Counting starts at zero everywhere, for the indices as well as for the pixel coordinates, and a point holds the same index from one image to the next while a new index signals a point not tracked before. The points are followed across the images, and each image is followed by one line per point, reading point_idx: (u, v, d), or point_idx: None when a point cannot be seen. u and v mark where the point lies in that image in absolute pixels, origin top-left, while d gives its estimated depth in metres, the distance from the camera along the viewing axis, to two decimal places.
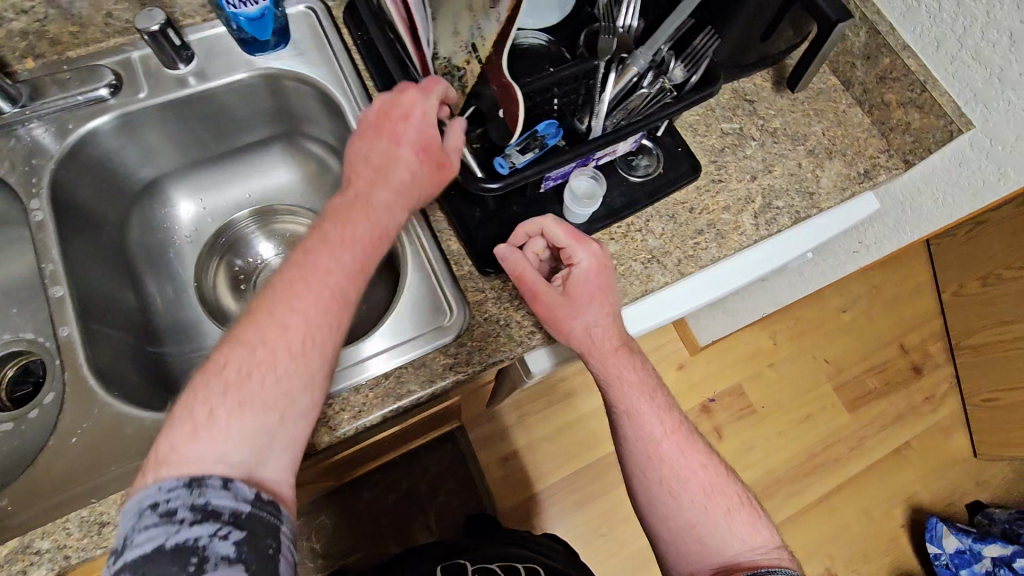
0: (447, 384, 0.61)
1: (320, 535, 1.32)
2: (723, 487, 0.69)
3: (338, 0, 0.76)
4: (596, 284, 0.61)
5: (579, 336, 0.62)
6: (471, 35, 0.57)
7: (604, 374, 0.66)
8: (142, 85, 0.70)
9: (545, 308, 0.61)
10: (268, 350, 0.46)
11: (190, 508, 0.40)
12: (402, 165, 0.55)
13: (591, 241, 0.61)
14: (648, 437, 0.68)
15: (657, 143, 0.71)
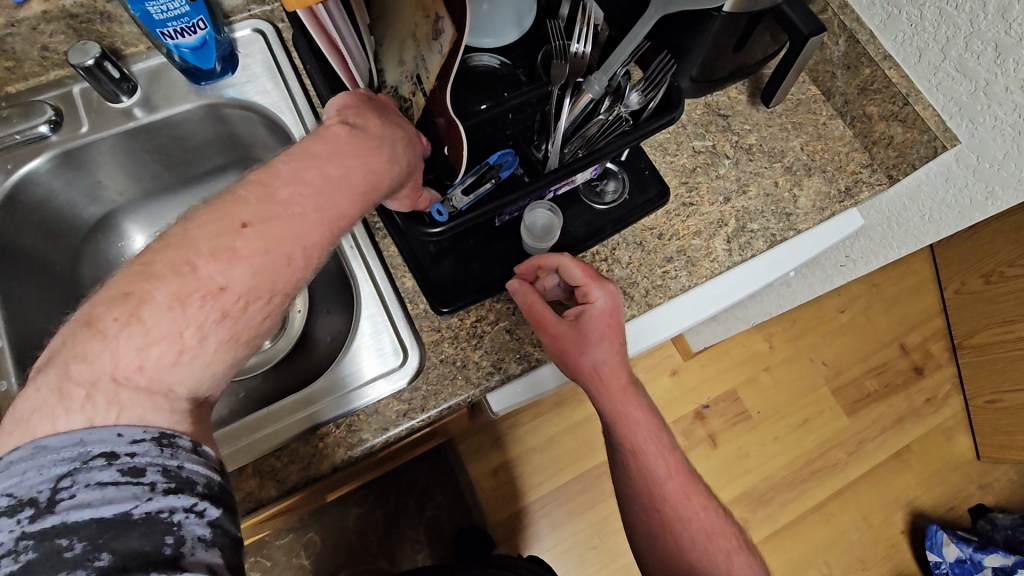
0: (402, 431, 0.58)
1: (310, 552, 1.31)
2: (725, 529, 0.66)
3: (288, 22, 0.73)
4: (607, 323, 0.58)
5: (587, 372, 0.59)
6: (416, 66, 0.55)
7: (613, 413, 0.62)
8: (85, 119, 0.67)
9: (553, 342, 0.58)
10: (264, 298, 0.39)
11: (162, 472, 0.33)
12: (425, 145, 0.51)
13: (607, 280, 0.58)
14: (651, 477, 0.64)
15: (623, 166, 0.67)
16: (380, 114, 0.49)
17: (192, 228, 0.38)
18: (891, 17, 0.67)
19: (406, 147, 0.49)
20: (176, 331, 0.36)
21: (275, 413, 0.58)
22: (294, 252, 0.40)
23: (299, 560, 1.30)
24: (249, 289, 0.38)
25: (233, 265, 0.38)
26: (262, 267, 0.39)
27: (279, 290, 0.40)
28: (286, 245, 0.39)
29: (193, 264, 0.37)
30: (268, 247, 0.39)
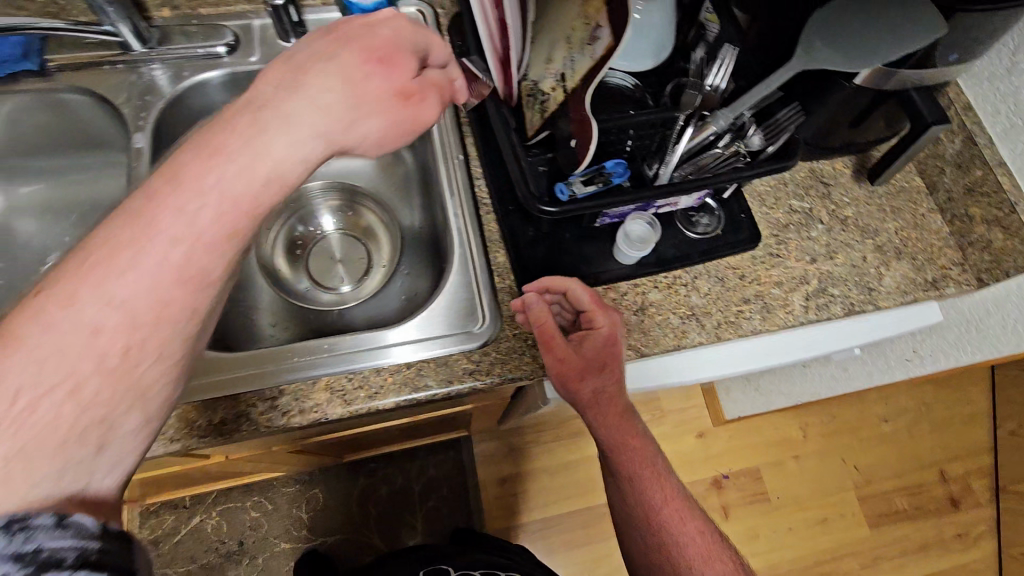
0: (464, 388, 0.61)
1: (311, 506, 1.36)
2: (725, 558, 0.64)
3: (447, 10, 0.80)
4: (611, 351, 0.60)
5: (588, 398, 0.61)
6: (564, 65, 0.60)
7: (612, 439, 0.64)
8: (256, 50, 0.76)
9: (558, 367, 0.60)
10: (62, 387, 0.33)
11: (14, 557, 0.29)
12: (342, 65, 0.42)
13: (611, 309, 0.62)
14: (647, 503, 0.65)
15: (722, 205, 0.70)
16: (287, 57, 0.43)
17: None
18: (1013, 127, 0.69)
19: (312, 83, 0.41)
20: None
21: (313, 348, 0.61)
22: (109, 313, 0.34)
23: (300, 512, 1.35)
24: (32, 383, 0.33)
25: (13, 359, 0.32)
26: (54, 351, 0.33)
27: (87, 367, 0.34)
28: (73, 325, 0.34)
29: None
30: (51, 332, 0.33)
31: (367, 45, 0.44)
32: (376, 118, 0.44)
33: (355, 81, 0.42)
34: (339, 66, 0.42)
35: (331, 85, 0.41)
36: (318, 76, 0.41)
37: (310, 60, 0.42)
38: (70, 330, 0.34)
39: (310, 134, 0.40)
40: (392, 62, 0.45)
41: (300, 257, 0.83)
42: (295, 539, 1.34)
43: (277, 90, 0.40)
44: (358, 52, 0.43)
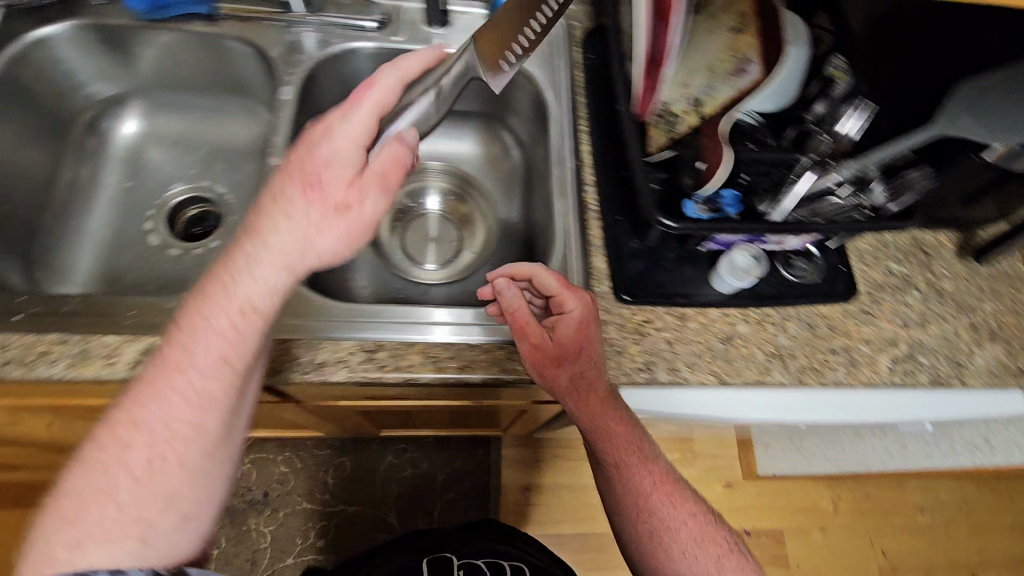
0: None
1: (337, 474, 1.39)
2: (715, 535, 0.69)
3: (583, 23, 0.84)
4: (584, 333, 0.58)
5: (563, 387, 0.58)
6: (699, 92, 0.64)
7: (592, 429, 0.62)
8: (400, 30, 0.80)
9: (529, 355, 0.57)
10: (101, 512, 0.45)
11: None
12: (291, 186, 0.49)
13: (580, 289, 0.60)
14: (638, 491, 0.67)
15: (823, 254, 0.71)
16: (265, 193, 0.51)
17: (49, 506, 0.46)
18: None
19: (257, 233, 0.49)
20: (40, 554, 0.44)
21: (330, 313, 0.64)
22: (140, 439, 0.46)
23: (325, 476, 1.38)
24: (89, 499, 0.45)
25: (109, 449, 0.46)
26: (99, 494, 0.45)
27: (121, 490, 0.45)
28: (104, 473, 0.46)
29: (56, 499, 0.46)
30: (88, 488, 0.45)
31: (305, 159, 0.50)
32: (331, 227, 0.48)
33: (307, 217, 0.48)
34: (292, 207, 0.48)
35: (284, 225, 0.48)
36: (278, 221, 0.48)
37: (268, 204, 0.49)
38: (108, 470, 0.46)
39: (270, 274, 0.48)
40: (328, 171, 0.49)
41: (398, 227, 0.86)
42: (315, 502, 1.36)
43: (242, 253, 0.49)
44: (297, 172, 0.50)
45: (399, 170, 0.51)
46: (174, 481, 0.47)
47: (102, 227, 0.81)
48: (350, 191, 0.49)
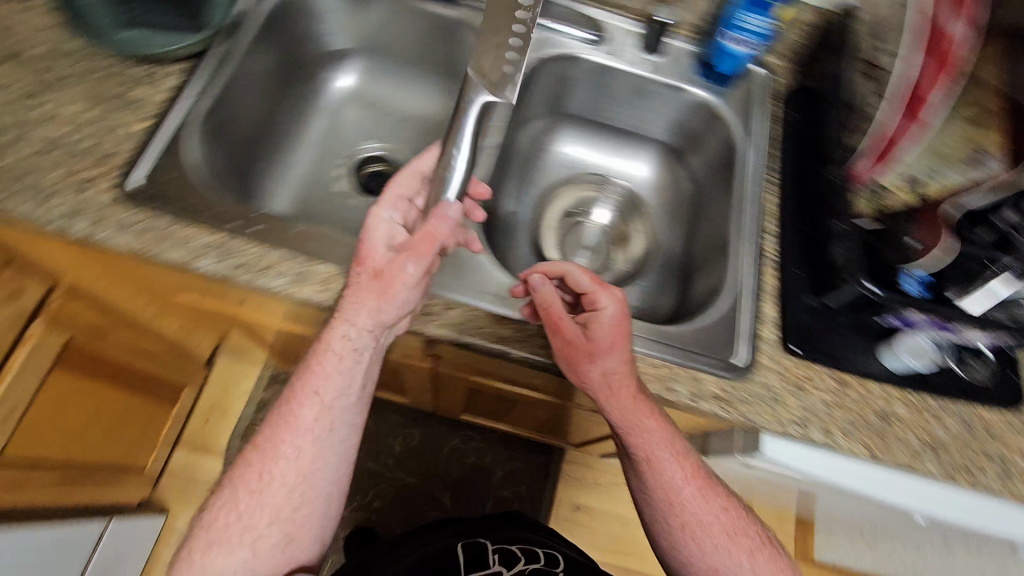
0: (707, 409, 0.63)
1: (404, 442, 1.46)
2: (747, 529, 0.67)
3: (787, 78, 0.85)
4: (618, 329, 0.62)
5: (597, 380, 0.61)
6: (919, 172, 0.72)
7: (619, 419, 0.63)
8: (611, 47, 0.84)
9: (563, 348, 0.62)
10: (236, 514, 0.62)
11: None
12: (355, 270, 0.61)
13: (613, 286, 0.64)
14: (668, 484, 0.66)
15: (998, 357, 0.69)
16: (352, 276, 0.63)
17: (211, 511, 0.64)
18: None
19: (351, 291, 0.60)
20: (195, 552, 0.61)
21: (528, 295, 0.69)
22: (264, 465, 0.63)
23: (393, 442, 1.46)
24: (229, 509, 0.62)
25: (221, 518, 0.62)
26: (236, 507, 0.62)
27: (246, 505, 0.62)
28: (238, 487, 0.63)
29: (212, 507, 0.64)
30: (228, 500, 0.63)
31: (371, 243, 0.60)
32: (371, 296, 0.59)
33: (362, 296, 0.59)
34: (355, 286, 0.60)
35: (351, 303, 0.60)
36: (345, 306, 0.60)
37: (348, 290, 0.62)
38: (238, 492, 0.63)
39: (339, 343, 0.61)
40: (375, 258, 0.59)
41: (563, 229, 0.91)
42: (381, 462, 1.44)
43: (330, 333, 0.61)
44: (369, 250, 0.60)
45: (428, 241, 0.58)
46: (286, 490, 0.62)
47: (303, 166, 0.89)
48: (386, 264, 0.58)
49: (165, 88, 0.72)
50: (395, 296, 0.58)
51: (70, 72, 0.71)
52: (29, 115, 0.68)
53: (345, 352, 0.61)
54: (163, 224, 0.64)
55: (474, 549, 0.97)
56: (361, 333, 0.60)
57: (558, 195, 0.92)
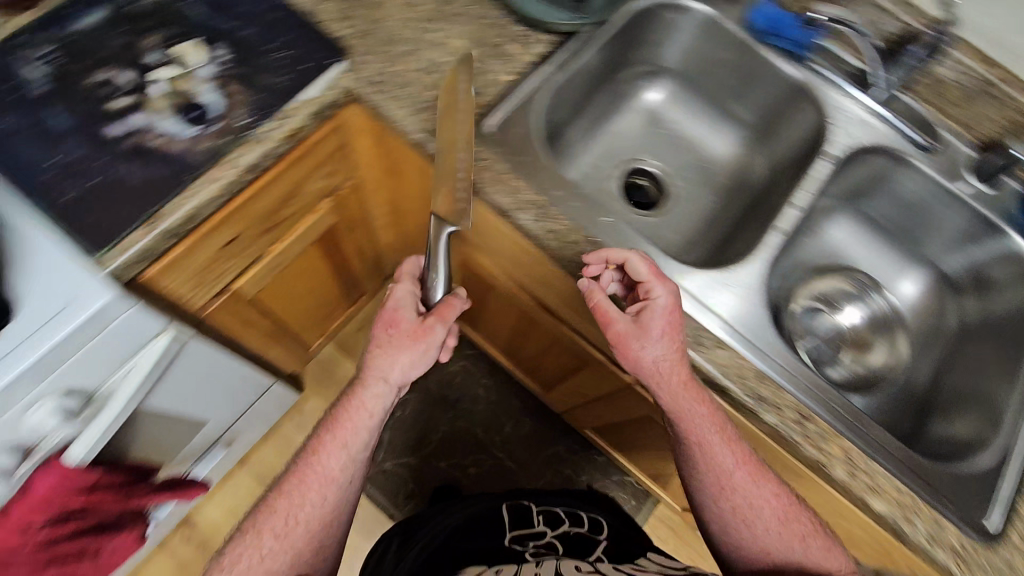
0: (942, 560, 0.60)
1: (515, 426, 1.51)
2: (801, 515, 0.65)
3: None
4: (670, 319, 0.62)
5: (647, 367, 0.63)
6: None
7: (671, 405, 0.64)
8: (939, 162, 0.81)
9: (616, 332, 0.64)
10: (273, 549, 0.66)
11: None
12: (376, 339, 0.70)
13: (670, 279, 0.64)
14: (718, 468, 0.65)
15: None
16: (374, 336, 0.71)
17: None
18: None
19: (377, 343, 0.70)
20: None
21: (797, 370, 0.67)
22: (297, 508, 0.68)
23: (505, 423, 1.51)
24: (258, 550, 0.66)
25: None
26: (272, 542, 0.66)
27: (281, 539, 0.67)
28: (278, 520, 0.67)
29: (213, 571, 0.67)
30: (250, 546, 0.66)
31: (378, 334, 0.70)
32: (405, 350, 0.68)
33: (397, 349, 0.69)
34: (388, 343, 0.69)
35: (384, 357, 0.69)
36: (377, 354, 0.69)
37: (368, 348, 0.71)
38: (270, 533, 0.67)
39: (376, 384, 0.69)
40: (399, 321, 0.69)
41: (812, 311, 0.87)
42: (489, 435, 1.49)
43: (362, 388, 0.70)
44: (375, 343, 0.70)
45: (451, 308, 0.69)
46: (308, 532, 0.68)
47: (594, 152, 0.93)
48: (424, 324, 0.68)
49: (532, 53, 0.78)
50: (429, 350, 0.69)
51: (461, 11, 0.79)
52: (424, 36, 0.76)
53: (376, 400, 0.70)
54: (502, 168, 0.71)
55: (519, 513, 0.96)
56: (389, 387, 0.69)
57: (813, 277, 0.90)
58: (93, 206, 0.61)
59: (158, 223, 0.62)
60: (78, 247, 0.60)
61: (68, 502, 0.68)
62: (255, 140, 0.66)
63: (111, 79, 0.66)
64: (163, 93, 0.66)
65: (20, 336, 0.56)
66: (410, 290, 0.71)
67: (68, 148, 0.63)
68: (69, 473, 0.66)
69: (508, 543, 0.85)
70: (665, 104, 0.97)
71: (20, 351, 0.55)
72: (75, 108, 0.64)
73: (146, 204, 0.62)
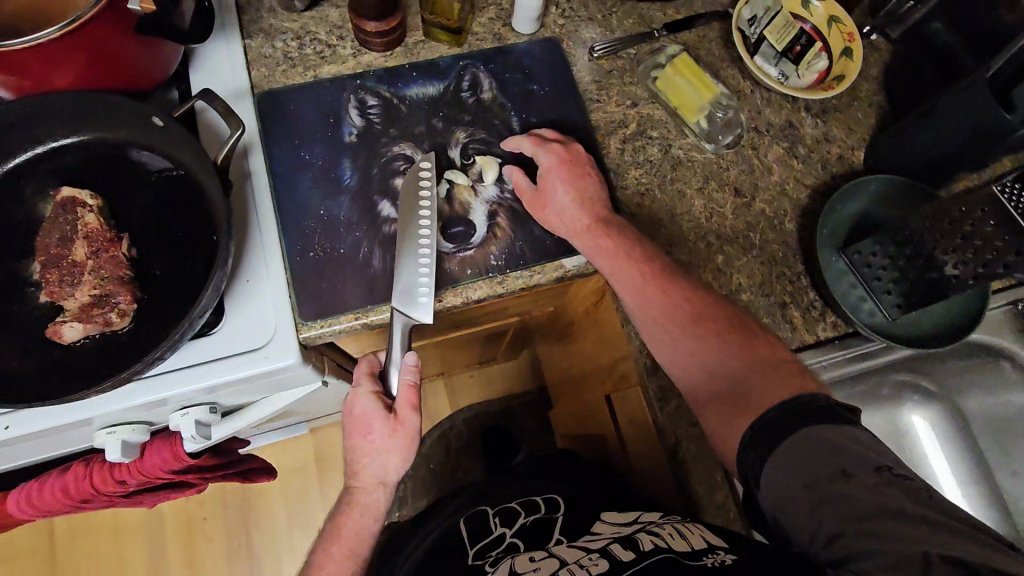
0: None
1: None
2: (724, 316, 0.60)
3: None
4: (565, 169, 0.64)
5: (559, 220, 0.63)
6: None
7: (592, 251, 0.62)
8: None
9: (526, 202, 0.64)
10: None
11: None
12: (357, 449, 0.66)
13: (551, 142, 0.65)
14: (644, 297, 0.60)
15: None
16: (352, 446, 0.67)
17: None
18: None
19: (364, 449, 0.66)
20: None
21: None
22: None
23: None
24: None
25: None
26: None
27: None
28: None
29: None
30: None
31: (356, 438, 0.66)
32: (388, 454, 0.66)
33: (385, 454, 0.66)
34: (375, 449, 0.66)
35: (372, 461, 0.67)
36: (365, 458, 0.67)
37: (350, 453, 0.68)
38: None
39: (372, 487, 0.68)
40: (369, 426, 0.65)
41: None
42: None
43: (355, 491, 0.69)
44: (355, 449, 0.67)
45: (414, 393, 0.65)
46: None
47: None
48: (399, 418, 0.65)
49: (813, 335, 0.67)
50: (411, 441, 0.66)
51: (763, 246, 0.69)
52: (708, 253, 0.68)
53: (375, 502, 0.69)
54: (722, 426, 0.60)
55: (480, 518, 0.80)
56: (378, 483, 0.68)
57: None
58: (327, 271, 0.61)
59: (367, 316, 0.61)
60: (294, 301, 0.61)
61: (158, 475, 0.70)
62: (493, 283, 0.63)
63: (406, 156, 0.65)
64: (441, 195, 0.64)
65: (207, 356, 0.58)
66: (370, 391, 0.66)
67: (338, 206, 0.63)
68: (178, 457, 0.68)
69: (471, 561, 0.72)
70: (962, 448, 0.78)
71: (200, 368, 0.58)
72: (364, 169, 0.64)
73: (369, 297, 0.61)
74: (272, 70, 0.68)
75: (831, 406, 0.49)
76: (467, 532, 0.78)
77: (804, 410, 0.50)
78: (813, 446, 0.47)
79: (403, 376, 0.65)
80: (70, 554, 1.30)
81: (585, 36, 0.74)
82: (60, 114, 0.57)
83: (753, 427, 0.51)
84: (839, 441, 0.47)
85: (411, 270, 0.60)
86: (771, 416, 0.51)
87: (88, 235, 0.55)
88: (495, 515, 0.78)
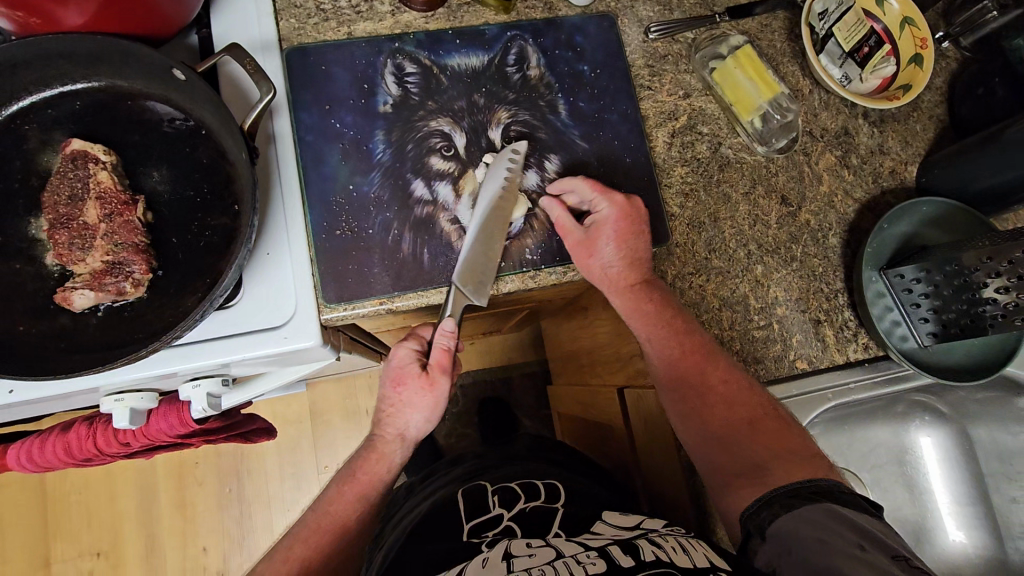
0: None
1: None
2: (754, 400, 0.59)
3: None
4: (621, 228, 0.59)
5: (597, 275, 0.60)
6: None
7: (628, 310, 0.60)
8: None
9: (570, 247, 0.60)
10: None
11: None
12: (388, 397, 0.63)
13: (615, 193, 0.60)
14: (675, 366, 0.59)
15: None
16: (382, 395, 0.64)
17: None
18: None
19: (393, 400, 0.62)
20: None
21: None
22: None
23: None
24: None
25: None
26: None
27: None
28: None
29: None
30: None
31: (389, 388, 0.63)
32: (415, 410, 0.62)
33: (413, 409, 0.62)
34: (405, 403, 0.62)
35: (397, 413, 0.63)
36: (391, 411, 0.63)
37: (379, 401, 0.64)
38: None
39: (392, 438, 0.64)
40: (404, 380, 0.61)
41: None
42: None
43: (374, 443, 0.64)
44: (385, 399, 0.63)
45: (444, 357, 0.60)
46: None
47: (839, 445, 0.74)
48: (433, 377, 0.61)
49: (843, 356, 0.66)
50: (440, 403, 0.62)
51: (803, 259, 0.66)
52: (748, 262, 0.65)
53: (393, 454, 0.64)
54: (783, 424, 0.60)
55: (474, 493, 0.74)
56: (399, 436, 0.64)
57: None
58: (353, 252, 0.58)
59: (393, 302, 0.58)
60: (316, 279, 0.57)
61: (161, 440, 0.68)
62: (526, 277, 0.60)
63: (446, 133, 0.61)
64: (478, 179, 0.60)
65: (220, 332, 0.54)
66: (411, 346, 0.62)
67: (369, 182, 0.59)
68: (184, 423, 0.65)
69: (468, 536, 0.66)
70: (950, 480, 0.79)
71: (211, 346, 0.54)
72: (398, 144, 0.60)
73: (397, 283, 0.58)
74: (303, 22, 0.62)
75: (851, 492, 0.50)
76: (463, 504, 0.72)
77: (831, 491, 0.50)
78: (829, 515, 0.47)
79: (437, 340, 0.59)
80: (52, 489, 1.20)
81: (642, 13, 0.68)
82: (72, 56, 0.52)
83: (774, 493, 0.52)
84: (849, 516, 0.47)
85: (478, 250, 0.58)
86: (795, 490, 0.51)
87: (100, 194, 0.51)
88: (489, 493, 0.73)
